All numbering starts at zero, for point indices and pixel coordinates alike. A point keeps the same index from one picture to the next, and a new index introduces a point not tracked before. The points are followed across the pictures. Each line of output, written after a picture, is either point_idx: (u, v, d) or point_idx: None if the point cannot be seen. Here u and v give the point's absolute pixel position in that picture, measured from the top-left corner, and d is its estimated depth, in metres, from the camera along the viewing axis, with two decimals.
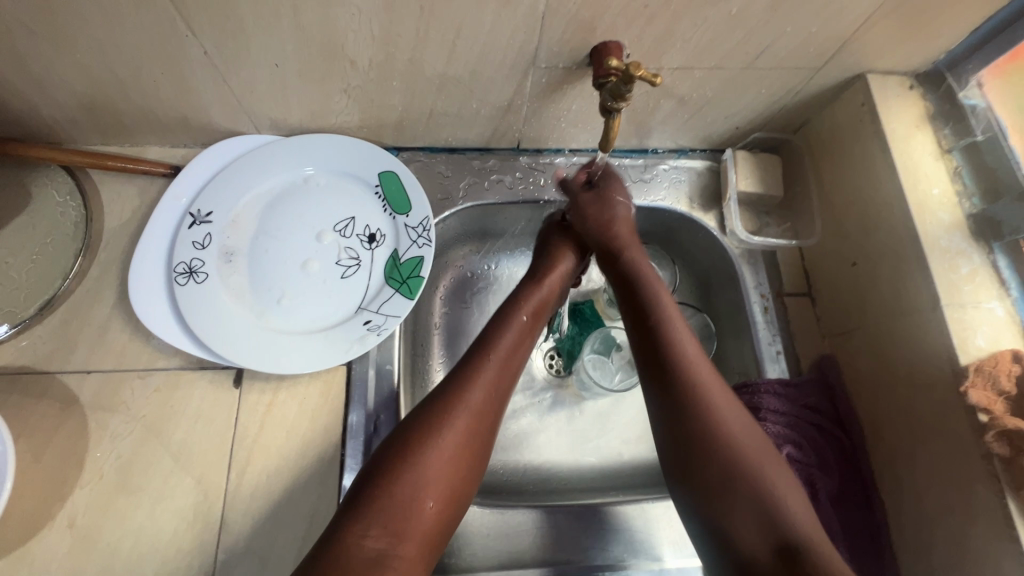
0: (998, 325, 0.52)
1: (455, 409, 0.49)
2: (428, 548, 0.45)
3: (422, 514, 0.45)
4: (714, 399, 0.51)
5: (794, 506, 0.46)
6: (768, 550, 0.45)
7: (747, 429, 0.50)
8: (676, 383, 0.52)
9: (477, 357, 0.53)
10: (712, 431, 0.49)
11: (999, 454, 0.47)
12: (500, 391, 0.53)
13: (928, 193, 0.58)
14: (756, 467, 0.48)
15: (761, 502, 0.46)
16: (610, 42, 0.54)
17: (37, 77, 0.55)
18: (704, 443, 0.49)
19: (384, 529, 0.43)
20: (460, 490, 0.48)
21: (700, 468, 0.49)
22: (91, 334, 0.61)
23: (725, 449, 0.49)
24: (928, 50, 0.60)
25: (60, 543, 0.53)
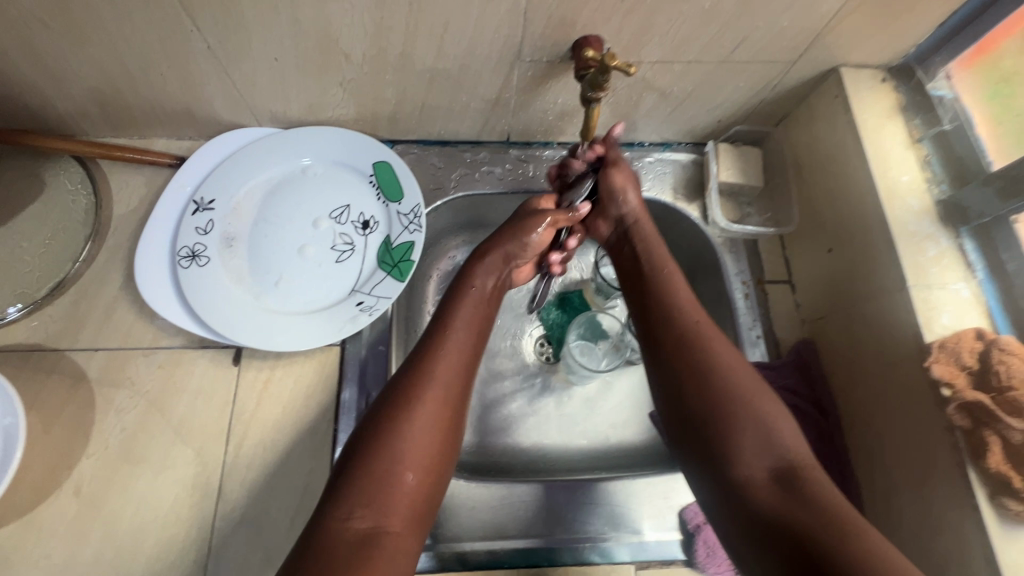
0: (963, 304, 0.55)
1: (421, 383, 0.50)
2: (417, 519, 0.46)
3: (404, 488, 0.46)
4: (711, 342, 0.52)
5: (788, 435, 0.47)
6: (765, 474, 0.45)
7: (745, 367, 0.51)
8: (675, 325, 0.54)
9: (436, 333, 0.54)
10: (712, 366, 0.51)
11: (961, 426, 0.49)
12: (468, 355, 0.54)
13: (898, 180, 0.61)
14: (754, 400, 0.49)
15: (760, 429, 0.47)
16: (591, 36, 0.57)
17: (52, 71, 0.58)
18: (704, 377, 0.50)
19: (368, 508, 0.44)
20: (440, 463, 0.49)
21: (699, 401, 0.50)
22: (98, 315, 0.64)
23: (725, 381, 0.50)
24: (897, 44, 0.62)
25: (67, 509, 0.56)
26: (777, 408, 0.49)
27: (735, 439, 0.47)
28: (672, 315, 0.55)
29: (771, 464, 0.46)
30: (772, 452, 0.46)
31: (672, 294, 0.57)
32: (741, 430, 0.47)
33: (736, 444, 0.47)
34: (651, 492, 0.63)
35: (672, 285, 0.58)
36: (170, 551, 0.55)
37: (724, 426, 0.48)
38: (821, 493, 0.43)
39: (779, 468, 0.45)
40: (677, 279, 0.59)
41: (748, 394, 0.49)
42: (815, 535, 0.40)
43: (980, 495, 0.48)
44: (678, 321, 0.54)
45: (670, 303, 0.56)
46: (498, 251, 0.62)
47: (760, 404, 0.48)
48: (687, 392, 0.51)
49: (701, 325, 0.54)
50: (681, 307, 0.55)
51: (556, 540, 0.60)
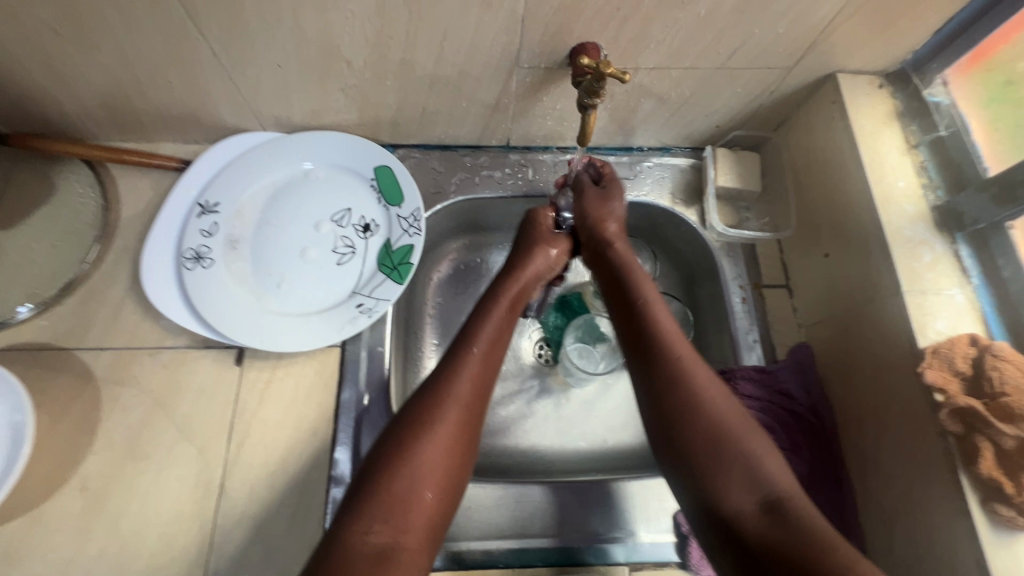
0: (958, 310, 0.55)
1: (441, 402, 0.51)
2: (432, 536, 0.47)
3: (421, 505, 0.46)
4: (694, 369, 0.52)
5: (775, 465, 0.47)
6: (754, 505, 0.45)
7: (727, 396, 0.51)
8: (659, 355, 0.53)
9: (459, 351, 0.55)
10: (698, 396, 0.50)
11: (953, 431, 0.49)
12: (489, 373, 0.55)
13: (893, 186, 0.61)
14: (740, 429, 0.49)
15: (746, 462, 0.47)
16: (588, 44, 0.58)
17: (63, 77, 0.60)
18: (690, 408, 0.50)
19: (386, 523, 0.44)
20: (456, 480, 0.49)
21: (687, 431, 0.49)
22: (105, 314, 0.65)
23: (709, 413, 0.49)
24: (894, 50, 0.63)
25: (73, 504, 0.57)
26: (762, 438, 0.49)
27: (724, 471, 0.47)
28: (658, 343, 0.54)
29: (758, 495, 0.45)
30: (760, 482, 0.46)
31: (656, 321, 0.56)
32: (728, 462, 0.47)
33: (725, 476, 0.47)
34: (646, 494, 0.63)
35: (656, 311, 0.57)
36: (173, 547, 0.56)
37: (711, 459, 0.48)
38: (808, 520, 0.42)
39: (767, 497, 0.45)
40: (658, 306, 0.58)
41: (732, 425, 0.49)
42: (806, 566, 0.39)
43: (972, 501, 0.48)
44: (663, 350, 0.54)
45: (655, 330, 0.55)
46: (524, 271, 0.64)
47: (744, 434, 0.48)
48: (674, 424, 0.50)
49: (684, 354, 0.53)
50: (666, 334, 0.55)
51: (551, 541, 0.61)
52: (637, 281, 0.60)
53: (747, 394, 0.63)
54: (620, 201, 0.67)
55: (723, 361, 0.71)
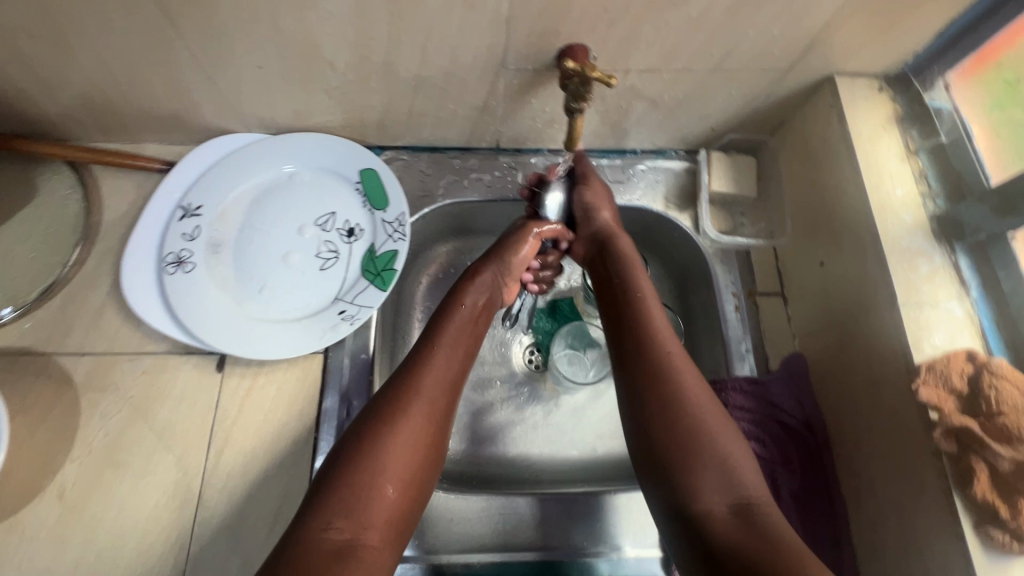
0: (956, 324, 0.53)
1: (406, 400, 0.50)
2: (394, 535, 0.45)
3: (382, 502, 0.45)
4: (682, 368, 0.51)
5: (748, 469, 0.47)
6: (724, 507, 0.44)
7: (711, 397, 0.50)
8: (647, 351, 0.52)
9: (424, 350, 0.54)
10: (681, 396, 0.49)
11: (947, 451, 0.48)
12: (454, 373, 0.54)
13: (891, 194, 0.59)
14: (719, 430, 0.48)
15: (722, 463, 0.46)
16: (576, 46, 0.56)
17: (41, 77, 0.59)
18: (672, 406, 0.49)
19: (347, 519, 0.43)
20: (419, 480, 0.48)
21: (665, 429, 0.48)
22: (86, 319, 0.65)
23: (692, 414, 0.48)
24: (895, 52, 0.61)
25: (50, 512, 0.56)
26: (738, 440, 0.48)
27: (698, 471, 0.46)
28: (648, 339, 0.53)
29: (729, 498, 0.45)
30: (734, 485, 0.45)
31: (649, 317, 0.55)
32: (704, 463, 0.46)
33: (699, 477, 0.46)
34: (632, 507, 0.62)
35: (648, 307, 0.56)
36: (149, 557, 0.56)
37: (688, 459, 0.47)
38: (776, 528, 0.42)
39: (738, 501, 0.44)
40: (651, 302, 0.57)
41: (711, 426, 0.48)
42: (775, 571, 0.39)
43: (966, 524, 0.46)
44: (651, 347, 0.52)
45: (646, 325, 0.54)
46: (490, 267, 0.62)
47: (723, 435, 0.48)
48: (653, 421, 0.49)
49: (673, 353, 0.52)
50: (657, 331, 0.54)
51: (535, 553, 0.60)
52: (633, 277, 0.59)
53: (738, 406, 0.62)
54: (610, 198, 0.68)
55: (715, 371, 0.69)
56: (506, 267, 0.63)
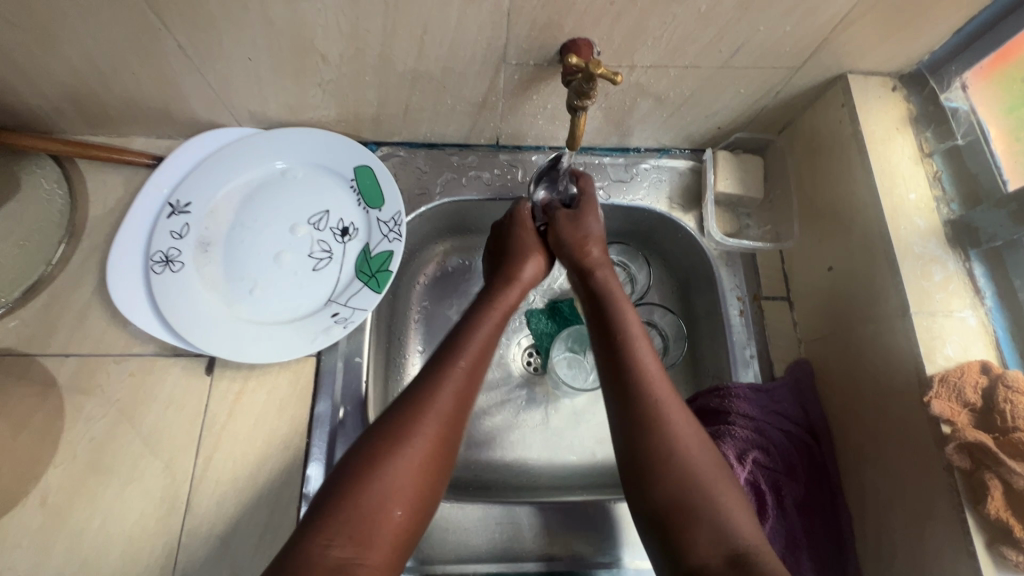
0: (969, 334, 0.51)
1: (421, 417, 0.48)
2: (396, 556, 0.44)
3: (389, 522, 0.44)
4: (670, 413, 0.49)
5: (741, 517, 0.45)
6: (721, 558, 0.42)
7: (703, 442, 0.48)
8: (634, 392, 0.50)
9: (447, 360, 0.52)
10: (671, 445, 0.47)
11: (960, 467, 0.46)
12: (474, 386, 0.52)
13: (904, 198, 0.57)
14: (710, 478, 0.46)
15: (715, 513, 0.44)
16: (579, 41, 0.54)
17: (20, 68, 0.56)
18: (663, 454, 0.47)
19: (350, 539, 0.42)
20: (428, 499, 0.47)
21: (656, 477, 0.46)
22: (71, 319, 0.63)
23: (682, 463, 0.46)
24: (910, 50, 0.58)
25: (33, 519, 0.55)
26: (732, 487, 0.47)
27: (691, 522, 0.44)
28: (634, 381, 0.50)
29: (724, 550, 0.43)
30: (727, 535, 0.43)
31: (635, 356, 0.52)
32: (697, 514, 0.45)
33: (693, 528, 0.44)
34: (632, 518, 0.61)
35: (635, 341, 0.53)
36: (135, 566, 0.54)
37: (681, 509, 0.45)
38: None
39: (733, 552, 0.43)
40: (638, 337, 0.54)
41: (703, 475, 0.46)
42: None
43: (977, 542, 0.45)
44: (638, 388, 0.50)
45: (632, 363, 0.52)
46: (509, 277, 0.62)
47: (716, 484, 0.46)
48: (643, 469, 0.47)
49: (662, 396, 0.49)
50: (644, 370, 0.51)
51: (532, 564, 0.59)
52: (619, 309, 0.56)
53: (742, 414, 0.60)
54: (597, 221, 0.64)
55: (718, 377, 0.68)
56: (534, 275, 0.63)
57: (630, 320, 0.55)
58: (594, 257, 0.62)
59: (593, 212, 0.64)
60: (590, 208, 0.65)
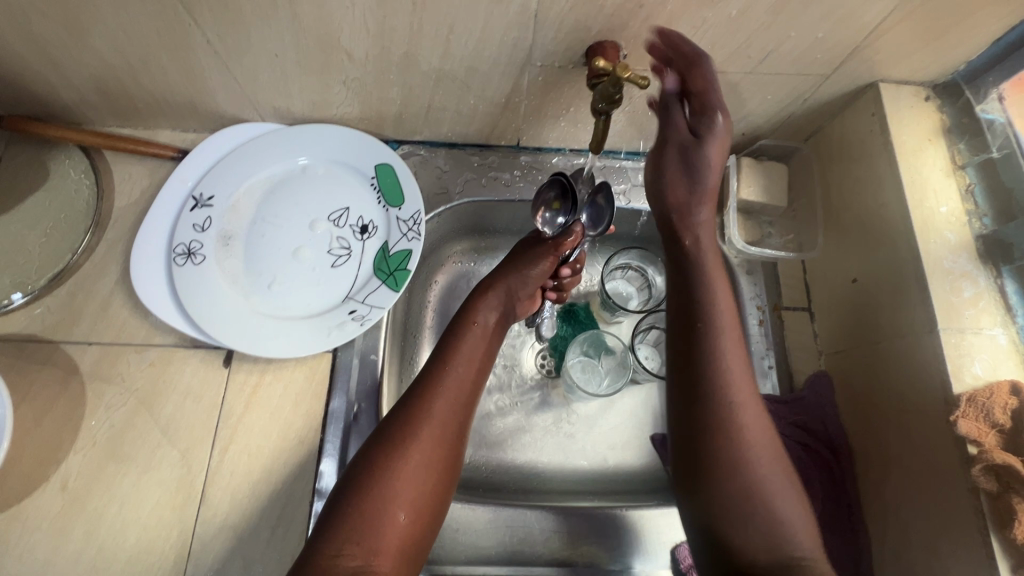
0: (999, 353, 0.50)
1: (416, 420, 0.48)
2: (407, 562, 0.44)
3: (394, 528, 0.44)
4: (748, 419, 0.47)
5: (799, 527, 0.46)
6: (766, 560, 0.45)
7: (772, 446, 0.48)
8: (715, 392, 0.48)
9: (435, 367, 0.53)
10: (746, 447, 0.47)
11: (986, 489, 0.45)
12: (467, 394, 0.52)
13: (935, 211, 0.56)
14: (769, 481, 0.46)
15: (772, 518, 0.45)
16: (606, 43, 0.53)
17: (53, 59, 0.57)
18: (731, 457, 0.47)
19: (359, 545, 0.42)
20: (431, 505, 0.46)
21: (722, 477, 0.46)
22: (94, 307, 0.64)
23: (752, 466, 0.46)
24: (945, 58, 0.57)
25: (53, 503, 0.56)
26: (790, 490, 0.47)
27: (746, 523, 0.45)
28: (715, 381, 0.48)
29: (774, 556, 0.45)
30: (778, 542, 0.45)
31: (724, 357, 0.49)
32: (754, 516, 0.46)
33: (748, 529, 0.45)
34: (645, 526, 0.60)
35: (719, 341, 0.49)
36: (150, 554, 0.55)
37: (741, 509, 0.46)
38: None
39: (780, 557, 0.45)
40: (727, 337, 0.50)
41: (769, 480, 0.46)
42: None
43: (1002, 567, 0.44)
44: (721, 391, 0.48)
45: (716, 364, 0.49)
46: (501, 284, 0.61)
47: (774, 486, 0.46)
48: (714, 466, 0.47)
49: (745, 402, 0.48)
50: (726, 371, 0.49)
51: (542, 569, 0.59)
52: (713, 306, 0.51)
53: None
54: (715, 163, 0.52)
55: None
56: (519, 282, 0.61)
57: (723, 319, 0.50)
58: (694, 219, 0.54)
59: (711, 146, 0.51)
60: (710, 142, 0.51)
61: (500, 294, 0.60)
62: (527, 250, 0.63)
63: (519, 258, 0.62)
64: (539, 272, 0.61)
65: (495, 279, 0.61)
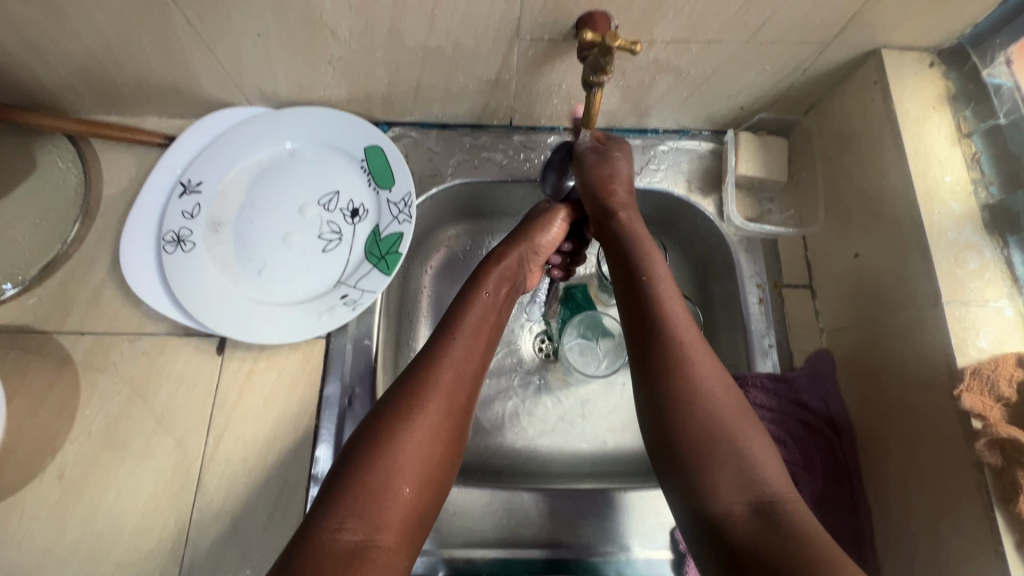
0: (1005, 325, 0.49)
1: (423, 392, 0.47)
2: (410, 535, 0.43)
3: (398, 502, 0.43)
4: (697, 359, 0.46)
5: (773, 469, 0.42)
6: (744, 506, 0.40)
7: (730, 391, 0.45)
8: (656, 332, 0.48)
9: (444, 338, 0.52)
10: (694, 383, 0.45)
11: (990, 463, 0.44)
12: (474, 366, 0.52)
13: (939, 181, 0.54)
14: (732, 420, 0.44)
15: (740, 460, 0.42)
16: (596, 13, 0.51)
17: (33, 44, 0.56)
18: (684, 405, 0.44)
19: (361, 519, 0.41)
20: (437, 480, 0.46)
21: (678, 421, 0.44)
22: (85, 297, 0.63)
23: (705, 404, 0.44)
24: (950, 21, 0.55)
25: (50, 492, 0.56)
26: (761, 435, 0.44)
27: (712, 465, 0.42)
28: (658, 320, 0.48)
29: (750, 497, 0.40)
30: (752, 483, 0.41)
31: (661, 298, 0.50)
32: (719, 457, 0.42)
33: (717, 472, 0.42)
34: (643, 507, 0.60)
35: (660, 287, 0.51)
36: (148, 541, 0.55)
37: (704, 453, 0.43)
38: (806, 531, 0.38)
39: (758, 500, 0.40)
40: (664, 284, 0.51)
41: (729, 421, 0.44)
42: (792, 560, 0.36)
43: (1007, 543, 0.43)
44: (664, 329, 0.48)
45: (658, 312, 0.49)
46: (514, 252, 0.60)
47: (743, 428, 0.44)
48: (666, 407, 0.45)
49: (687, 340, 0.47)
50: (666, 318, 0.49)
51: (540, 551, 0.58)
52: (642, 258, 0.53)
53: (758, 405, 0.59)
54: (626, 162, 0.59)
55: (735, 366, 0.66)
56: (532, 250, 0.61)
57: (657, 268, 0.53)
58: (617, 197, 0.58)
59: (622, 153, 0.60)
60: (620, 150, 0.60)
61: (510, 263, 0.59)
62: (539, 217, 0.62)
63: (534, 224, 0.62)
64: (549, 239, 0.62)
65: (506, 249, 0.60)
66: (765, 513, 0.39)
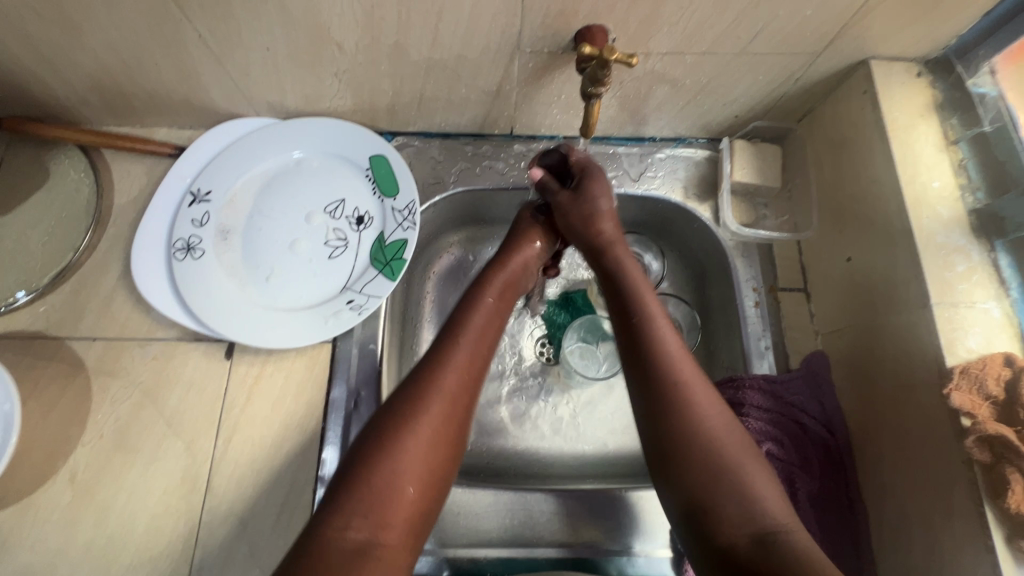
0: (992, 326, 0.50)
1: (428, 394, 0.48)
2: (413, 537, 0.44)
3: (402, 501, 0.44)
4: (697, 394, 0.47)
5: (773, 499, 0.43)
6: (746, 538, 0.41)
7: (730, 425, 0.47)
8: (652, 369, 0.49)
9: (447, 340, 0.53)
10: (693, 418, 0.46)
11: (980, 460, 0.45)
12: (478, 366, 0.53)
13: (927, 186, 0.56)
14: (732, 453, 0.45)
15: (743, 492, 0.43)
16: (594, 27, 0.54)
17: (49, 59, 0.58)
18: (683, 441, 0.46)
19: (366, 518, 0.42)
20: (440, 479, 0.47)
21: (680, 456, 0.45)
22: (97, 304, 0.65)
23: (705, 439, 0.46)
24: (936, 33, 0.57)
25: (62, 495, 0.57)
26: (761, 466, 0.45)
27: (714, 497, 0.43)
28: (655, 356, 0.50)
29: (753, 527, 0.42)
30: (755, 514, 0.42)
31: (657, 335, 0.51)
32: (723, 491, 0.43)
33: (720, 504, 0.43)
34: (643, 507, 0.61)
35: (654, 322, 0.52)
36: (159, 542, 0.56)
37: (708, 485, 0.44)
38: (805, 556, 0.39)
39: (759, 531, 0.41)
40: (661, 322, 0.53)
41: (727, 454, 0.45)
42: None
43: (997, 537, 0.44)
44: (660, 368, 0.49)
45: (655, 346, 0.51)
46: (513, 258, 0.62)
47: (743, 462, 0.45)
48: (668, 441, 0.46)
49: (685, 375, 0.48)
50: (668, 352, 0.50)
51: (542, 550, 0.59)
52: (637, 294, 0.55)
53: (756, 406, 0.59)
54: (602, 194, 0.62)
55: (732, 368, 0.68)
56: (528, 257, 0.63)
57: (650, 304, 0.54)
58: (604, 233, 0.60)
59: (598, 184, 0.62)
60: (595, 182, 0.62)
61: (516, 268, 0.62)
62: (525, 231, 0.65)
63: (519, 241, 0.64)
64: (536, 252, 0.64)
65: (504, 257, 0.62)
66: (767, 542, 0.40)
